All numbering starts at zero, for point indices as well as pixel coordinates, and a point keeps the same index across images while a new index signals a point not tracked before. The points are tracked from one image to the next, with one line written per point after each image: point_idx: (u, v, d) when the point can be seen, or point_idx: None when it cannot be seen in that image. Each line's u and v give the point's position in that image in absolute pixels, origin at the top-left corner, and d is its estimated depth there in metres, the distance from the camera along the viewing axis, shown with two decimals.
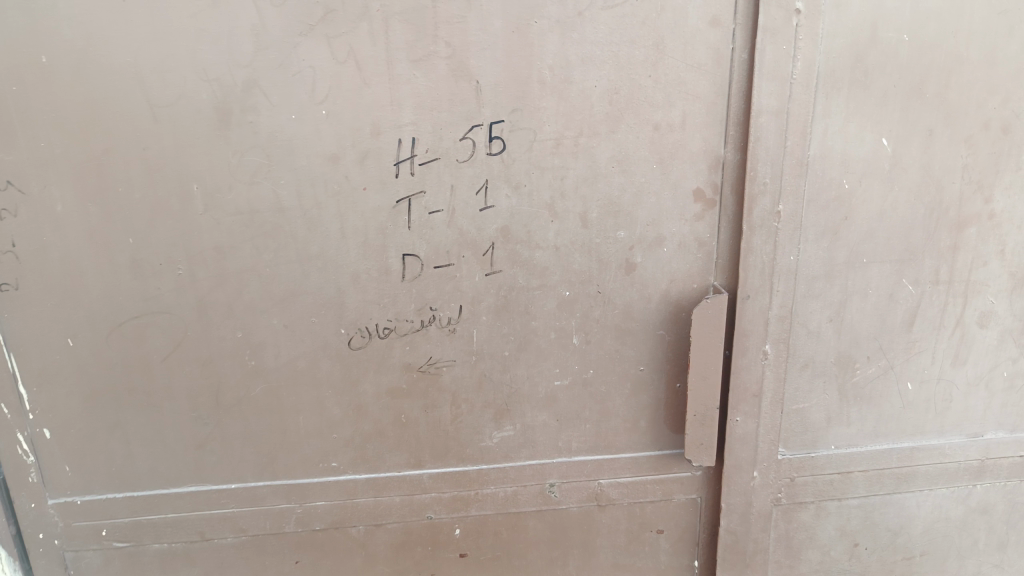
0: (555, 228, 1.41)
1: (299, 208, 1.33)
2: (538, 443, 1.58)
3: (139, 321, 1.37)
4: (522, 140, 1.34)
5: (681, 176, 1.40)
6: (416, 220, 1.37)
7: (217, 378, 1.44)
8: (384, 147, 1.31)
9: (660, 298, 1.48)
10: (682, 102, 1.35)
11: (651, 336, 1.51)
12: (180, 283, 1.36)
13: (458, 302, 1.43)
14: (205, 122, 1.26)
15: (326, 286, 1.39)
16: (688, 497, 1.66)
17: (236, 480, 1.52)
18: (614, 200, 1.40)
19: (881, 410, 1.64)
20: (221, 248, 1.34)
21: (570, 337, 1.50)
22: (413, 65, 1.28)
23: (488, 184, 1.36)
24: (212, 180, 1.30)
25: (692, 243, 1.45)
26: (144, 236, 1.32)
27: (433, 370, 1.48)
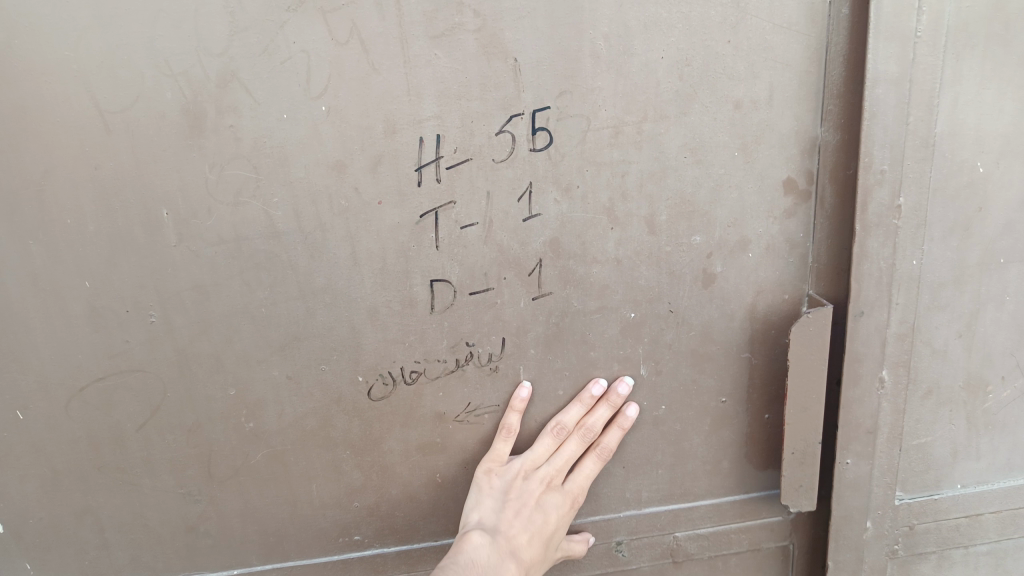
0: (615, 237, 1.14)
1: (298, 231, 1.06)
2: (603, 495, 1.30)
3: (104, 384, 1.09)
4: (572, 130, 1.08)
5: (766, 165, 1.14)
6: (445, 238, 1.10)
7: (207, 448, 1.16)
8: (401, 148, 1.04)
9: (744, 314, 1.22)
10: (767, 71, 1.09)
11: (733, 360, 1.25)
12: (154, 333, 1.08)
13: (500, 335, 1.16)
14: (172, 130, 0.98)
15: (338, 326, 1.12)
16: (778, 545, 1.37)
17: (238, 565, 1.24)
18: (688, 198, 1.14)
19: (1018, 439, 1.34)
20: (203, 288, 1.06)
21: (637, 368, 1.23)
22: (433, 43, 1.01)
23: (533, 190, 1.09)
24: (186, 203, 1.02)
25: (781, 245, 1.19)
26: (103, 277, 1.04)
27: (473, 416, 1.21)
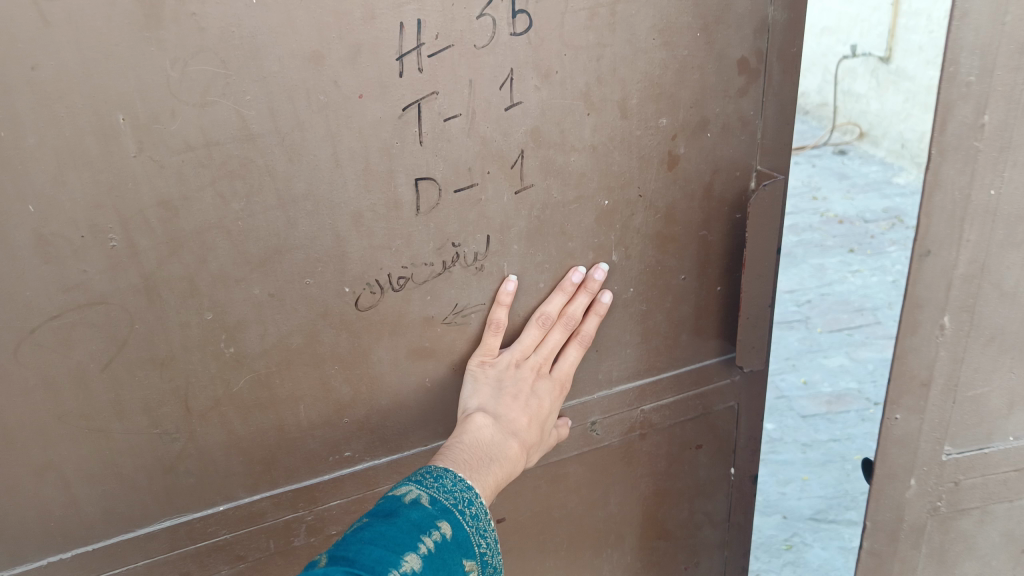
0: (592, 123, 1.15)
1: (274, 133, 0.97)
2: (580, 381, 1.35)
3: (61, 322, 0.96)
4: (550, 12, 1.05)
5: (723, 45, 1.19)
6: (429, 131, 1.05)
7: (183, 380, 1.06)
8: (380, 36, 0.97)
9: (703, 194, 1.29)
10: None
11: (694, 239, 1.32)
12: (117, 258, 0.95)
13: (485, 232, 1.15)
14: (125, 20, 0.86)
15: (322, 235, 1.05)
16: (726, 405, 1.51)
17: (224, 499, 1.16)
18: (656, 81, 1.16)
19: None
20: (170, 203, 0.95)
21: (610, 255, 1.26)
22: None
23: (514, 78, 1.07)
24: (145, 105, 0.90)
25: (737, 123, 1.26)
26: (51, 198, 0.90)
27: (458, 316, 1.20)
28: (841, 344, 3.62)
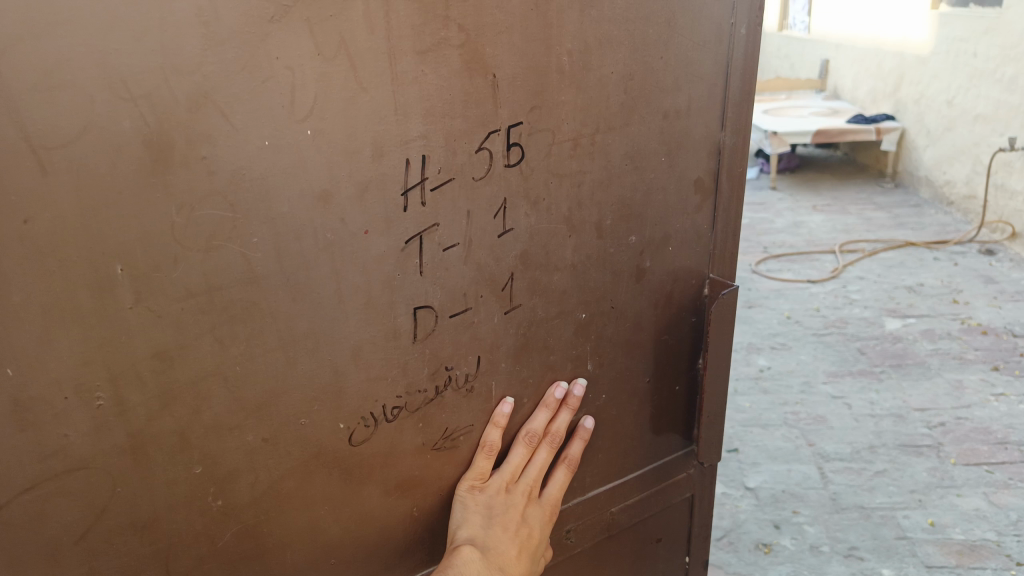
0: (572, 244, 1.22)
1: (281, 272, 0.96)
2: None
3: (40, 488, 0.90)
4: (541, 143, 1.12)
5: (681, 166, 1.30)
6: (429, 262, 1.08)
7: (169, 531, 1.01)
8: (388, 173, 0.99)
9: (665, 301, 1.40)
10: (689, 85, 1.25)
11: (656, 342, 1.42)
12: (114, 414, 0.92)
13: (476, 351, 1.19)
14: (132, 170, 0.83)
15: (323, 367, 1.05)
16: (683, 497, 1.63)
17: None
18: (629, 204, 1.26)
19: None
20: (165, 353, 0.92)
21: (585, 364, 1.34)
22: (420, 58, 0.97)
23: (506, 209, 1.12)
24: (146, 257, 0.87)
25: (692, 235, 1.38)
26: (40, 359, 0.85)
27: (450, 436, 1.22)
28: (978, 483, 3.77)
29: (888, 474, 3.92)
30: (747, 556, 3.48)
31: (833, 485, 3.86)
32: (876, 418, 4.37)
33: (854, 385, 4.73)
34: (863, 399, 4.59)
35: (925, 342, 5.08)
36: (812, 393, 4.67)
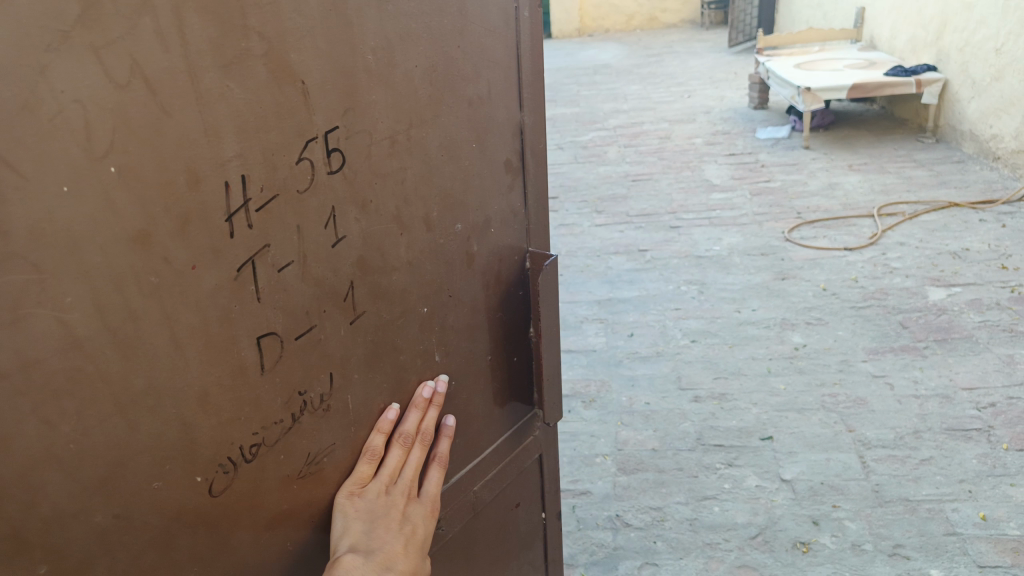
0: (406, 243, 1.79)
1: (82, 278, 1.18)
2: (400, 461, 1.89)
3: None
4: (361, 143, 1.59)
5: (420, 147, 1.75)
6: (264, 285, 1.46)
7: (28, 524, 1.21)
8: (208, 198, 1.31)
9: (477, 268, 2.05)
10: (486, 74, 1.91)
11: (471, 305, 2.06)
12: None
13: (315, 338, 1.62)
14: None
15: (135, 361, 1.28)
16: (495, 443, 2.33)
17: None
18: (452, 196, 1.89)
19: None
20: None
21: (426, 318, 1.92)
22: (223, 72, 1.29)
23: (277, 198, 1.44)
24: None
25: (506, 211, 2.11)
26: None
27: (257, 402, 1.52)
28: None
29: (933, 462, 4.26)
30: (784, 557, 3.73)
31: (876, 477, 4.19)
32: (920, 399, 4.84)
33: (899, 368, 5.19)
34: (910, 394, 4.91)
35: (973, 314, 5.75)
36: (852, 373, 5.18)
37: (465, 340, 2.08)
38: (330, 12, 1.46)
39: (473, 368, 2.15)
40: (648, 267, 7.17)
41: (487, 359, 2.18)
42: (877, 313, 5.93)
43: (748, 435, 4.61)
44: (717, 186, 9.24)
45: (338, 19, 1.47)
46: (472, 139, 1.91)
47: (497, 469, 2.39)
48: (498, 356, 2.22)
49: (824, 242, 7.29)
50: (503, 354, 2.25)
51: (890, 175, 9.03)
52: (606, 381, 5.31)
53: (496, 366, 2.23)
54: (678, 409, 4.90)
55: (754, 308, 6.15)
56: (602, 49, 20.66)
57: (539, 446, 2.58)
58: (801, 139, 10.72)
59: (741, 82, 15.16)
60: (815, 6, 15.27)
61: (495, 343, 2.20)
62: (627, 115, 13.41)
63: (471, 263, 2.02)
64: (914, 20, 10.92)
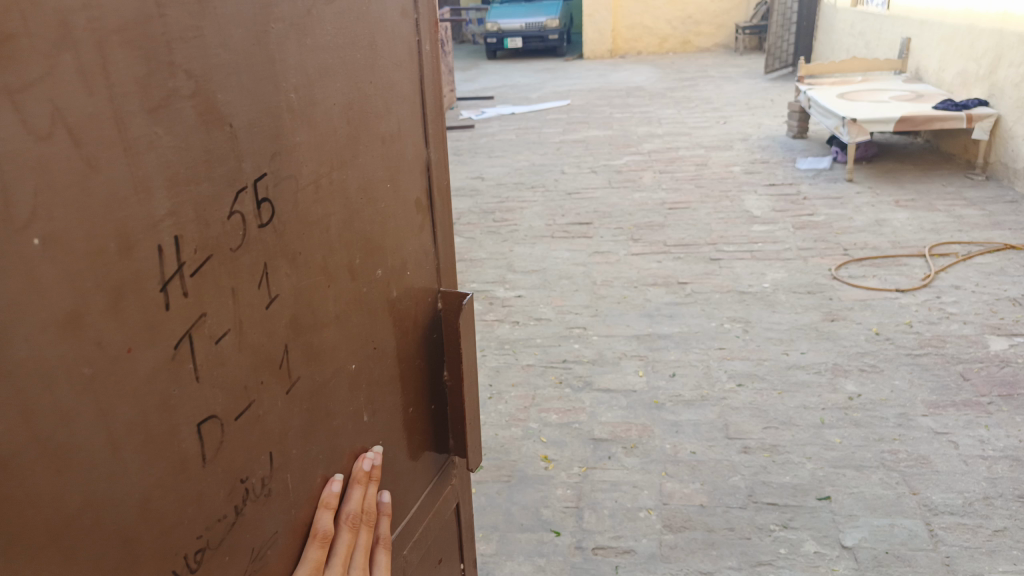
0: (333, 295, 1.68)
1: (7, 374, 1.00)
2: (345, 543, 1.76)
3: None
4: (286, 191, 1.49)
5: (340, 190, 1.68)
6: (202, 356, 1.31)
7: None
8: (142, 265, 1.17)
9: (396, 317, 1.98)
10: (395, 110, 1.88)
11: (391, 360, 1.98)
12: None
13: (255, 414, 1.47)
14: None
15: (74, 467, 1.09)
16: (416, 501, 2.24)
17: None
18: (370, 242, 1.82)
19: None
20: None
21: (354, 377, 1.81)
22: (150, 116, 1.16)
23: (210, 259, 1.31)
24: None
25: (417, 254, 2.07)
26: None
27: (200, 497, 1.34)
28: None
29: (1008, 535, 3.92)
30: None
31: (945, 548, 3.87)
32: (988, 460, 4.50)
33: (962, 425, 4.84)
34: (976, 454, 4.56)
35: None
36: (912, 429, 4.83)
37: (388, 393, 1.98)
38: (255, 48, 1.36)
39: (395, 424, 2.05)
40: (689, 302, 6.89)
41: (408, 411, 2.10)
42: (935, 361, 5.59)
43: (804, 493, 4.31)
44: (758, 218, 8.95)
45: (262, 57, 1.38)
46: (385, 180, 1.86)
47: (423, 526, 2.31)
48: (418, 406, 2.16)
49: (874, 282, 6.97)
50: (420, 405, 2.17)
51: (940, 213, 8.68)
52: (649, 425, 5.04)
53: (417, 416, 2.17)
54: (727, 460, 4.62)
55: (802, 352, 5.85)
56: (635, 71, 20.44)
57: (456, 495, 2.52)
58: (844, 171, 10.41)
59: (778, 109, 14.85)
60: (857, 34, 14.95)
61: (415, 392, 2.13)
62: (662, 139, 13.15)
63: (390, 310, 1.95)
64: (965, 52, 10.60)
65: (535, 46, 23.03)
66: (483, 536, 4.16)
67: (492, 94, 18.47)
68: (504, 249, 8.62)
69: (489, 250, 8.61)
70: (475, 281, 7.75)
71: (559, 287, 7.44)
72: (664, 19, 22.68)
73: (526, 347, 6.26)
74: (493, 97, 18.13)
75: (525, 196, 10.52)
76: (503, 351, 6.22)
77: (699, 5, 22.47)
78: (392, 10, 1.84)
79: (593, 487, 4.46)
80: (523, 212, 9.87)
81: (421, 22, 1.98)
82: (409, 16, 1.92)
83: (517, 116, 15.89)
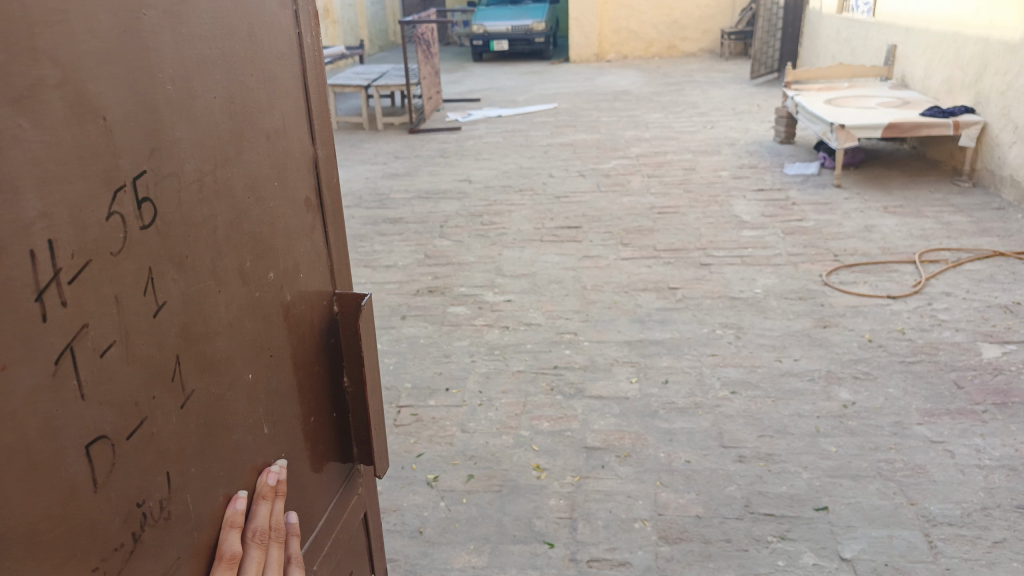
0: (226, 301, 1.58)
1: None
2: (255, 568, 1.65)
3: None
4: (170, 187, 1.39)
5: (227, 189, 1.57)
6: (86, 369, 1.20)
7: None
8: (11, 272, 1.07)
9: (293, 321, 1.87)
10: (281, 100, 1.79)
11: (291, 367, 1.86)
12: None
13: (150, 435, 1.35)
14: None
15: None
16: (325, 514, 2.10)
17: None
18: (262, 241, 1.71)
19: None
20: None
21: (254, 389, 1.69)
22: (14, 106, 1.06)
23: (90, 262, 1.20)
24: None
25: (312, 255, 1.97)
26: None
27: (93, 529, 1.23)
28: None
29: (1008, 546, 3.87)
30: None
31: (945, 560, 3.81)
32: (984, 469, 4.45)
33: (957, 434, 4.79)
34: (973, 464, 4.51)
35: None
36: (907, 438, 4.78)
37: (288, 404, 1.86)
38: (125, 35, 1.26)
39: (298, 436, 1.92)
40: (680, 307, 6.83)
41: (310, 421, 1.98)
42: (927, 369, 5.55)
43: (801, 504, 4.23)
44: (748, 222, 8.92)
45: (134, 43, 1.28)
46: (273, 176, 1.75)
47: (333, 541, 2.18)
48: (320, 415, 2.03)
49: (865, 288, 6.94)
50: (322, 413, 2.05)
51: (928, 219, 8.69)
52: (642, 434, 4.95)
53: (320, 425, 2.04)
54: (722, 470, 4.53)
55: (795, 359, 5.79)
56: (621, 75, 20.45)
57: (364, 506, 2.40)
58: (832, 177, 10.41)
59: (765, 114, 14.88)
60: (843, 40, 15.03)
61: (316, 402, 2.01)
62: (650, 143, 13.12)
63: (286, 316, 1.83)
64: (951, 60, 10.65)
65: (521, 49, 22.98)
66: (474, 548, 4.05)
67: (479, 97, 18.39)
68: (493, 252, 8.52)
69: (477, 254, 8.51)
70: (464, 285, 7.64)
71: (548, 292, 7.35)
72: (650, 24, 22.74)
73: (515, 353, 6.15)
74: (480, 100, 18.04)
75: (513, 199, 10.43)
76: (492, 357, 6.11)
77: (684, 11, 22.55)
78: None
79: (587, 498, 4.36)
80: (511, 215, 9.78)
81: (301, 12, 1.88)
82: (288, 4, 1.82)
83: (505, 119, 15.80)
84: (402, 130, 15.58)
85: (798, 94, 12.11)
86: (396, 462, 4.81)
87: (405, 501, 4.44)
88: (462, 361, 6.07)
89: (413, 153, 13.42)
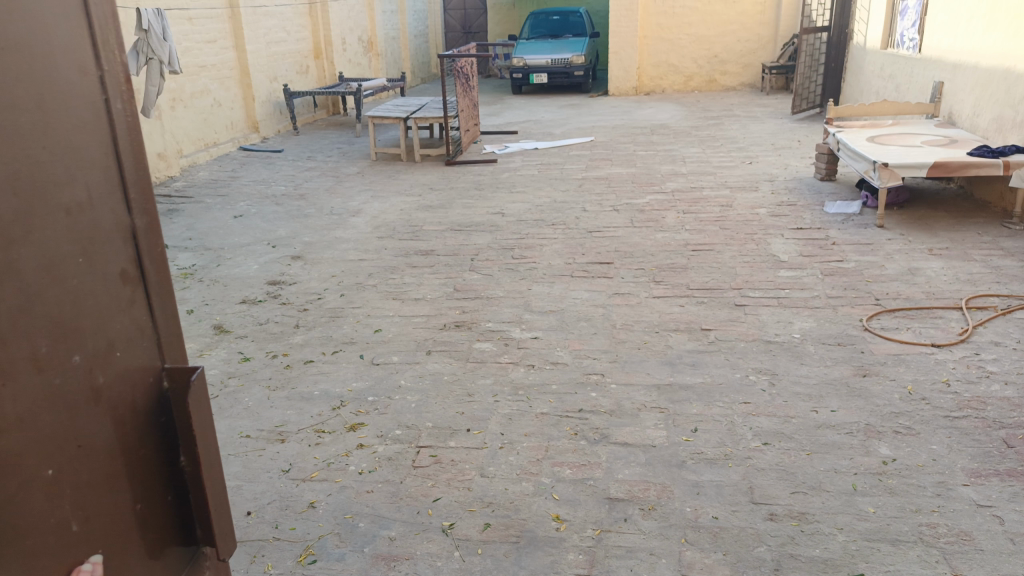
0: (12, 394, 1.50)
1: None
2: None
3: None
4: None
5: (14, 269, 1.52)
6: None
7: None
8: None
9: (108, 404, 1.79)
10: (82, 173, 1.73)
11: (106, 453, 1.78)
12: None
13: None
14: None
15: None
16: None
17: None
18: (62, 323, 1.64)
19: None
20: None
21: (56, 483, 1.60)
22: None
23: None
24: None
25: (132, 329, 1.90)
26: None
27: None
28: None
29: None
30: None
31: None
32: None
33: (1006, 499, 4.49)
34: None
35: None
36: (952, 501, 4.49)
37: (103, 495, 1.75)
38: None
39: (120, 527, 1.82)
40: (712, 350, 6.61)
41: (135, 509, 1.88)
42: (974, 426, 5.25)
43: (835, 570, 3.98)
44: (785, 262, 8.68)
45: None
46: (74, 254, 1.69)
47: None
48: (148, 501, 1.94)
49: (908, 335, 6.65)
50: (150, 500, 1.94)
51: (976, 263, 8.34)
52: (668, 486, 4.75)
53: (149, 512, 1.94)
54: (752, 529, 4.31)
55: (833, 410, 5.53)
56: (660, 108, 20.36)
57: None
58: (875, 216, 10.11)
59: (806, 150, 14.61)
60: (887, 77, 14.74)
61: (143, 486, 1.92)
62: (686, 178, 12.94)
63: (96, 399, 1.75)
64: (1001, 98, 10.32)
65: (560, 81, 23.06)
66: None
67: (516, 129, 18.45)
68: (522, 287, 8.41)
69: (506, 288, 8.40)
70: (491, 320, 7.53)
71: (577, 330, 7.19)
72: (690, 58, 22.65)
73: (540, 394, 5.99)
74: (517, 132, 18.08)
75: (545, 233, 10.33)
76: (516, 397, 5.96)
77: (725, 44, 22.48)
78: (66, 65, 1.69)
79: (607, 554, 4.17)
80: (543, 249, 9.67)
81: (107, 77, 1.83)
82: (89, 70, 1.77)
83: (541, 151, 15.79)
84: (438, 161, 15.66)
85: (840, 131, 11.87)
86: (411, 507, 4.68)
87: (419, 549, 4.30)
88: (485, 401, 5.92)
89: (447, 184, 13.45)
